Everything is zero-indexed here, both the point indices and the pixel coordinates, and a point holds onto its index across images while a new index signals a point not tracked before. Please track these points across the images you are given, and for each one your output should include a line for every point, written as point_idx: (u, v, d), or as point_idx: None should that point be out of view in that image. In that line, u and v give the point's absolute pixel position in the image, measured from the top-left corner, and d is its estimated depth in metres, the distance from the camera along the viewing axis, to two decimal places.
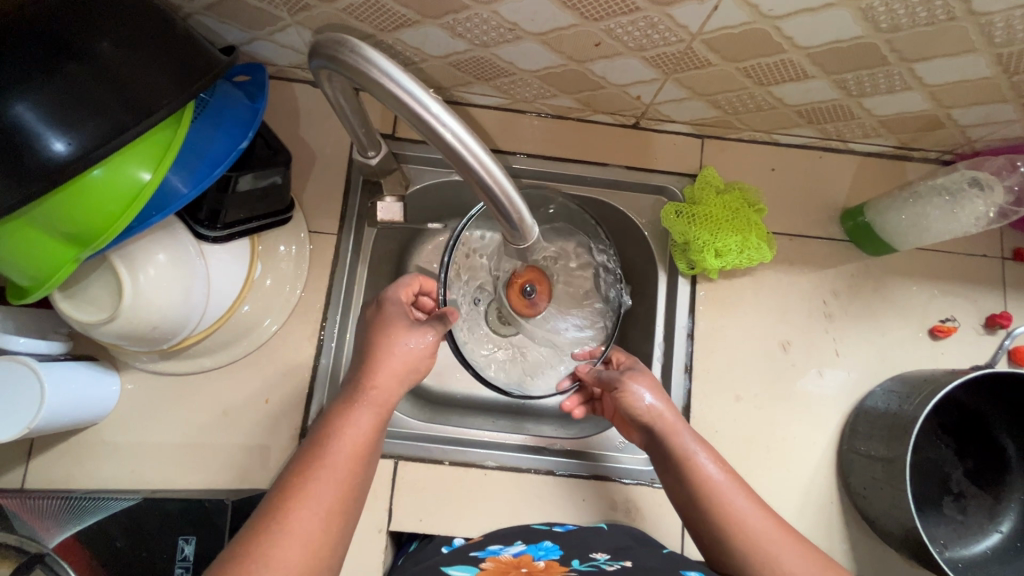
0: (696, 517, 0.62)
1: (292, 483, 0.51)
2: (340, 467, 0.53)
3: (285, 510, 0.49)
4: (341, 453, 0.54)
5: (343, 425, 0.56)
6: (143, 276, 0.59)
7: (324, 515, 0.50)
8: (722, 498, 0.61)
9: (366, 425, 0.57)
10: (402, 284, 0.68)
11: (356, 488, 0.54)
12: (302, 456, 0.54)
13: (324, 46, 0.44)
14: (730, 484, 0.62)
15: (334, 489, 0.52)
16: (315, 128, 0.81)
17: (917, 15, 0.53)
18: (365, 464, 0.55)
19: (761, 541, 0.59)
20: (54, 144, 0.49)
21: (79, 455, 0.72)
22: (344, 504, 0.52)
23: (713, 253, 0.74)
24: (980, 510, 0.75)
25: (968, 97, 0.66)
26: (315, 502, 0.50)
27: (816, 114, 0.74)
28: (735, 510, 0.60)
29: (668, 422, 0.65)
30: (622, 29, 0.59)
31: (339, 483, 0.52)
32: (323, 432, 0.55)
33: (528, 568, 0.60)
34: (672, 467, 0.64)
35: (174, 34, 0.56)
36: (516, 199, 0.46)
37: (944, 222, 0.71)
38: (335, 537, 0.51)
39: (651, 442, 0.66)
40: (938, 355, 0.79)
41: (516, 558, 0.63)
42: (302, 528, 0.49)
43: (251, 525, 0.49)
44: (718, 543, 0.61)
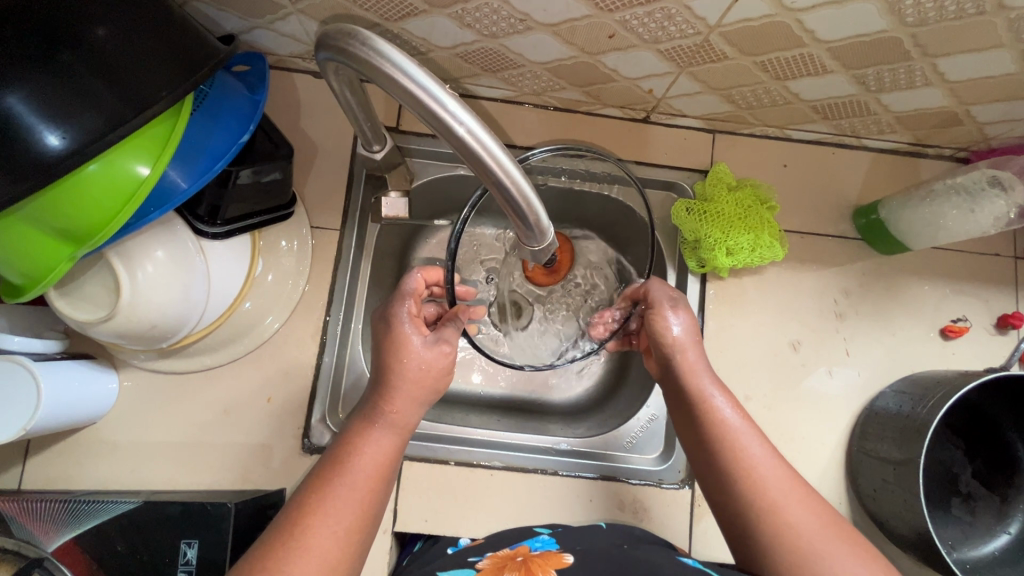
0: (704, 463, 0.58)
1: (309, 500, 0.50)
2: (356, 485, 0.51)
3: (300, 529, 0.48)
4: (353, 471, 0.52)
5: (360, 444, 0.54)
6: (141, 272, 0.57)
7: (338, 535, 0.49)
8: (733, 442, 0.57)
9: (382, 447, 0.54)
10: (409, 290, 0.62)
11: (374, 509, 0.52)
12: (317, 472, 0.52)
13: (333, 38, 0.42)
14: (746, 429, 0.58)
15: (346, 510, 0.50)
16: (316, 120, 0.79)
17: (945, 10, 0.52)
18: (383, 484, 0.53)
19: (770, 489, 0.54)
20: (48, 139, 0.46)
21: (77, 455, 0.70)
22: (362, 524, 0.51)
23: (724, 251, 0.73)
24: (988, 512, 0.74)
25: (990, 93, 0.64)
26: (331, 521, 0.49)
27: (831, 110, 0.72)
28: (746, 456, 0.56)
29: (687, 358, 0.62)
30: (638, 21, 0.57)
31: (357, 501, 0.50)
32: (337, 453, 0.54)
33: (524, 556, 0.60)
34: (681, 403, 0.61)
35: (171, 22, 0.53)
36: (533, 199, 0.44)
37: (960, 222, 0.70)
38: (350, 557, 0.49)
39: (666, 379, 0.63)
40: (949, 355, 0.78)
41: (513, 551, 0.62)
42: (317, 548, 0.47)
43: (259, 546, 0.48)
44: (723, 489, 0.56)
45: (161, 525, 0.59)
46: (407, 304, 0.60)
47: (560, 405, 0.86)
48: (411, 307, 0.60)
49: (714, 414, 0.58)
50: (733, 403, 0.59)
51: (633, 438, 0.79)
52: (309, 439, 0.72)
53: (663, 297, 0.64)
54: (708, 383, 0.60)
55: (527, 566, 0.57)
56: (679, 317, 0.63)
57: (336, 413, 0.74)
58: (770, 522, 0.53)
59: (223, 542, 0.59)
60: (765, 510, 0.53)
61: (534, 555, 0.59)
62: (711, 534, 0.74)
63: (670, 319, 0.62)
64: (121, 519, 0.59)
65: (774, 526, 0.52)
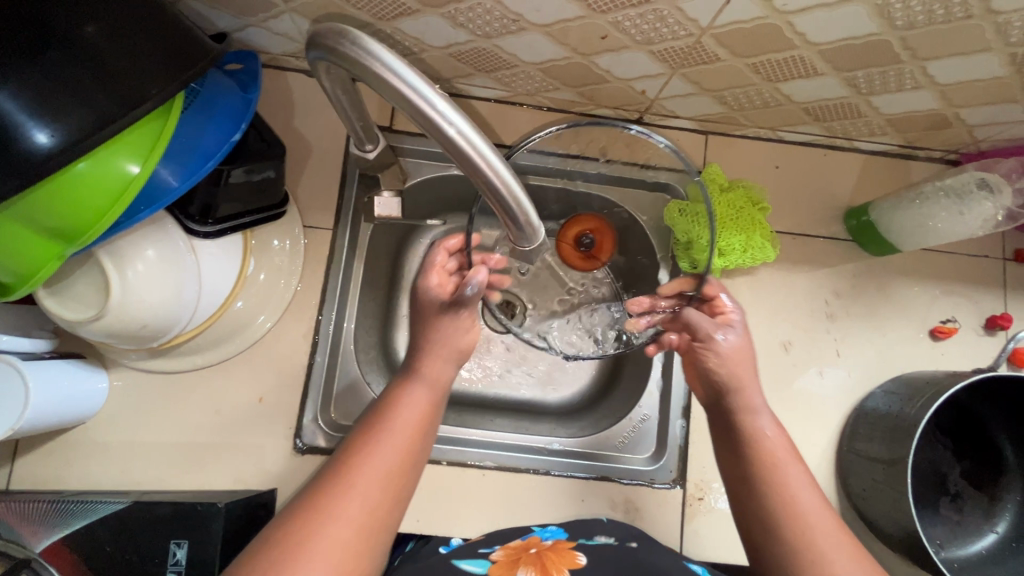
0: (743, 491, 0.60)
1: (355, 446, 0.55)
2: (397, 435, 0.56)
3: (347, 465, 0.53)
4: (394, 424, 0.56)
5: (397, 399, 0.59)
6: (131, 272, 0.57)
7: (381, 476, 0.53)
8: (778, 467, 0.59)
9: (417, 401, 0.59)
10: (431, 263, 0.66)
11: (414, 458, 0.56)
12: (362, 425, 0.57)
13: (324, 37, 0.42)
14: (797, 469, 0.59)
15: (388, 453, 0.54)
16: (310, 119, 0.79)
17: (934, 13, 0.52)
18: (421, 438, 0.57)
19: (817, 536, 0.55)
20: (37, 136, 0.46)
21: (66, 455, 0.70)
22: (403, 469, 0.55)
23: (716, 252, 0.74)
24: (976, 511, 0.74)
25: (978, 96, 0.65)
26: (375, 462, 0.53)
27: (823, 112, 0.72)
28: (794, 500, 0.57)
29: (745, 395, 0.64)
30: (630, 22, 0.57)
31: (399, 448, 0.55)
32: (380, 408, 0.59)
33: (538, 548, 0.62)
34: (728, 436, 0.64)
35: (161, 20, 0.53)
36: (524, 202, 0.44)
37: (949, 223, 0.70)
38: (392, 501, 0.53)
39: (716, 407, 0.66)
40: (939, 355, 0.79)
41: (525, 541, 0.64)
42: (362, 484, 0.52)
43: (312, 485, 0.52)
44: (753, 506, 0.59)
45: (151, 526, 0.59)
46: (430, 282, 0.64)
47: (553, 405, 0.86)
48: (436, 285, 0.64)
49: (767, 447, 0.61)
50: (782, 439, 0.62)
51: (624, 438, 0.79)
52: (301, 439, 0.72)
53: (707, 323, 0.66)
54: (762, 412, 0.63)
55: (544, 560, 0.60)
56: (726, 340, 0.65)
57: (328, 413, 0.74)
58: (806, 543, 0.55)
59: (213, 543, 0.58)
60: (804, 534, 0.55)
61: (551, 545, 0.62)
62: (703, 534, 0.75)
63: (726, 351, 0.65)
64: (110, 519, 0.59)
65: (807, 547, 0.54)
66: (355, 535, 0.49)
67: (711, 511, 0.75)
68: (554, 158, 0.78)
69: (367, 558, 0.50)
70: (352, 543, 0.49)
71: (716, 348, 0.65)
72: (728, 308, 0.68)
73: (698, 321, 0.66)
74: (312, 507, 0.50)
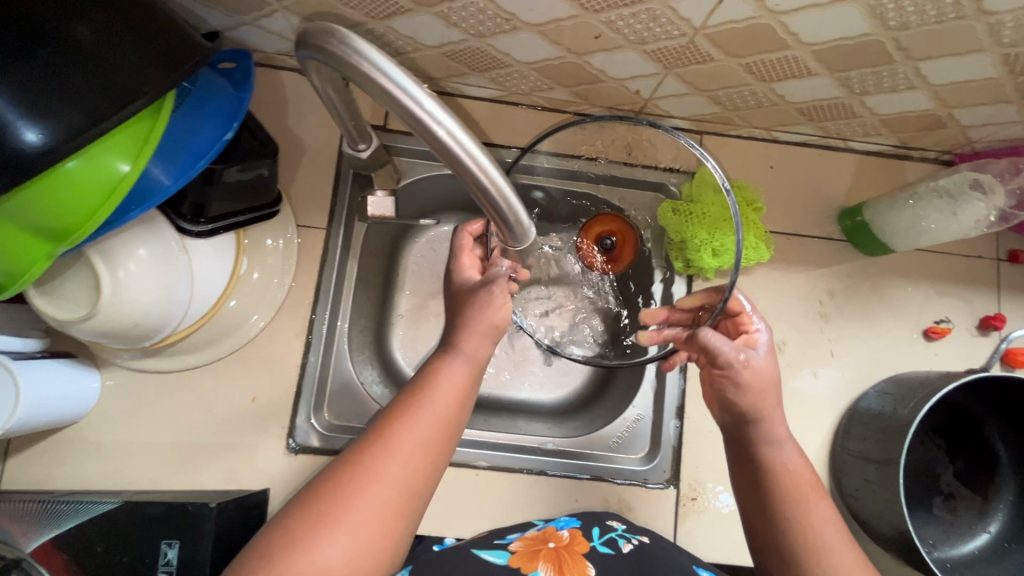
0: (762, 524, 0.58)
1: (397, 410, 0.54)
2: (438, 403, 0.55)
3: (388, 430, 0.52)
4: (434, 392, 0.56)
5: (438, 371, 0.57)
6: (123, 271, 0.57)
7: (422, 444, 0.52)
8: (801, 501, 0.57)
9: (459, 374, 0.58)
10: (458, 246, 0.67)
11: (453, 425, 0.55)
12: (404, 392, 0.57)
13: (313, 36, 0.41)
14: (819, 507, 0.56)
15: (428, 421, 0.53)
16: (304, 118, 0.79)
17: (926, 13, 0.52)
18: (462, 407, 0.56)
19: (832, 559, 0.54)
20: (26, 134, 0.46)
21: (57, 455, 0.70)
22: (442, 440, 0.54)
23: (710, 252, 0.73)
24: (970, 511, 0.74)
25: (971, 97, 0.65)
26: (416, 429, 0.52)
27: (817, 112, 0.72)
28: (810, 520, 0.56)
29: (767, 425, 0.59)
30: (623, 21, 0.57)
31: (441, 415, 0.54)
32: (419, 378, 0.58)
33: (556, 541, 0.62)
34: (744, 454, 0.61)
35: (151, 17, 0.53)
36: (514, 202, 0.44)
37: (942, 224, 0.71)
38: (430, 469, 0.52)
39: (735, 429, 0.62)
40: (933, 356, 0.79)
41: (541, 533, 0.65)
42: (403, 449, 0.51)
43: (352, 448, 0.52)
44: (765, 519, 0.58)
45: (141, 526, 0.59)
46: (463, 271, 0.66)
47: (547, 405, 0.85)
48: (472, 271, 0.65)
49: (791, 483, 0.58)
50: (805, 471, 0.58)
51: (619, 439, 0.79)
52: (294, 439, 0.72)
53: (729, 350, 0.60)
54: (785, 443, 0.59)
55: (559, 557, 0.59)
56: (749, 367, 0.59)
57: (321, 413, 0.74)
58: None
59: (205, 543, 0.58)
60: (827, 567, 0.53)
61: (568, 543, 0.62)
62: (696, 535, 0.75)
63: (749, 380, 0.59)
64: (100, 519, 0.59)
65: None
66: (395, 497, 0.49)
67: (705, 511, 0.75)
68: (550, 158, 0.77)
69: (405, 523, 0.50)
70: (391, 505, 0.49)
71: (738, 378, 0.59)
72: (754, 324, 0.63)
73: (716, 345, 0.60)
74: (353, 468, 0.49)
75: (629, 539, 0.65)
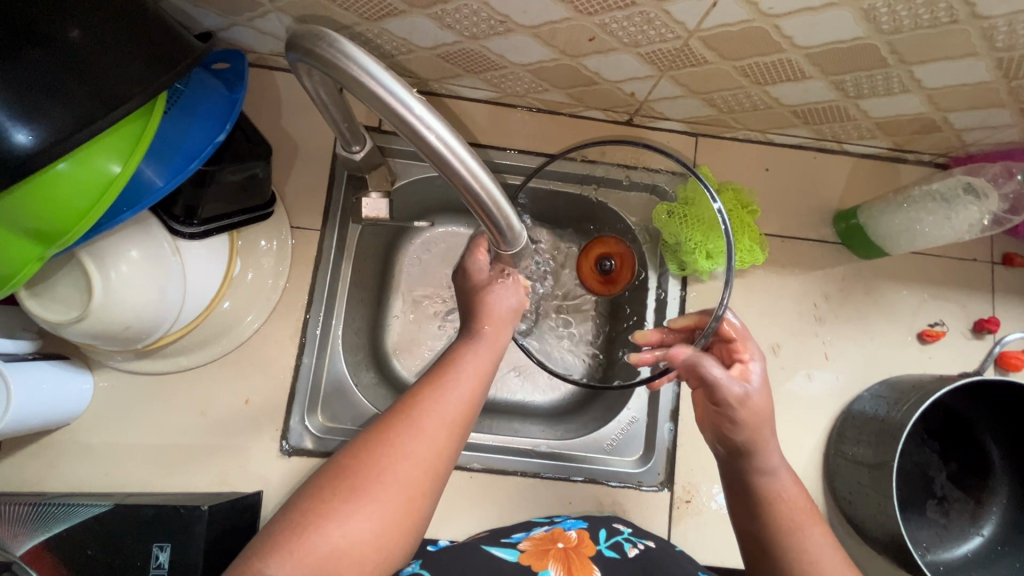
0: (761, 546, 0.58)
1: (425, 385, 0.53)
2: (466, 380, 0.54)
3: (415, 407, 0.51)
4: (462, 369, 0.54)
5: (462, 353, 0.56)
6: (114, 273, 0.57)
7: (448, 423, 0.51)
8: (798, 529, 0.56)
9: (482, 357, 0.57)
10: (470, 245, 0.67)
11: (479, 403, 0.54)
12: (432, 367, 0.55)
13: (302, 38, 0.41)
14: (815, 534, 0.56)
15: (455, 400, 0.52)
16: (298, 119, 0.78)
17: (920, 17, 0.52)
18: (485, 388, 0.55)
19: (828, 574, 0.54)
20: (16, 136, 0.45)
21: (49, 456, 0.69)
22: (467, 421, 0.52)
23: (705, 254, 0.73)
24: (963, 514, 0.74)
25: (965, 101, 0.65)
26: (443, 408, 0.51)
27: (812, 115, 0.72)
28: (805, 541, 0.55)
29: (760, 454, 0.58)
30: (617, 24, 0.57)
31: (468, 393, 0.53)
32: (443, 360, 0.56)
33: (565, 542, 0.62)
34: (737, 478, 0.60)
35: (142, 18, 0.53)
36: (505, 205, 0.44)
37: (936, 228, 0.71)
38: (455, 449, 0.51)
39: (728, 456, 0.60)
40: (927, 359, 0.79)
41: (549, 533, 0.64)
42: (429, 428, 0.50)
43: (377, 425, 0.50)
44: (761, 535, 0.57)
45: (133, 529, 0.59)
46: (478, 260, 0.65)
47: (542, 407, 0.86)
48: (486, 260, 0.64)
49: (784, 509, 0.57)
50: (800, 499, 0.57)
51: (613, 441, 0.79)
52: (287, 441, 0.72)
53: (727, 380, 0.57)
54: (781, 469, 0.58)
55: (567, 559, 0.60)
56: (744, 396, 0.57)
57: (315, 415, 0.74)
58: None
59: (197, 546, 0.58)
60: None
61: (576, 545, 0.62)
62: (689, 537, 0.75)
63: (747, 417, 0.57)
64: (92, 522, 0.59)
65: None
66: (422, 476, 0.48)
67: (699, 513, 0.75)
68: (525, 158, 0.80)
69: (430, 501, 0.49)
70: (419, 483, 0.48)
71: (734, 415, 0.58)
72: (750, 352, 0.61)
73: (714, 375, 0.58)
74: (379, 445, 0.48)
75: (635, 544, 0.64)
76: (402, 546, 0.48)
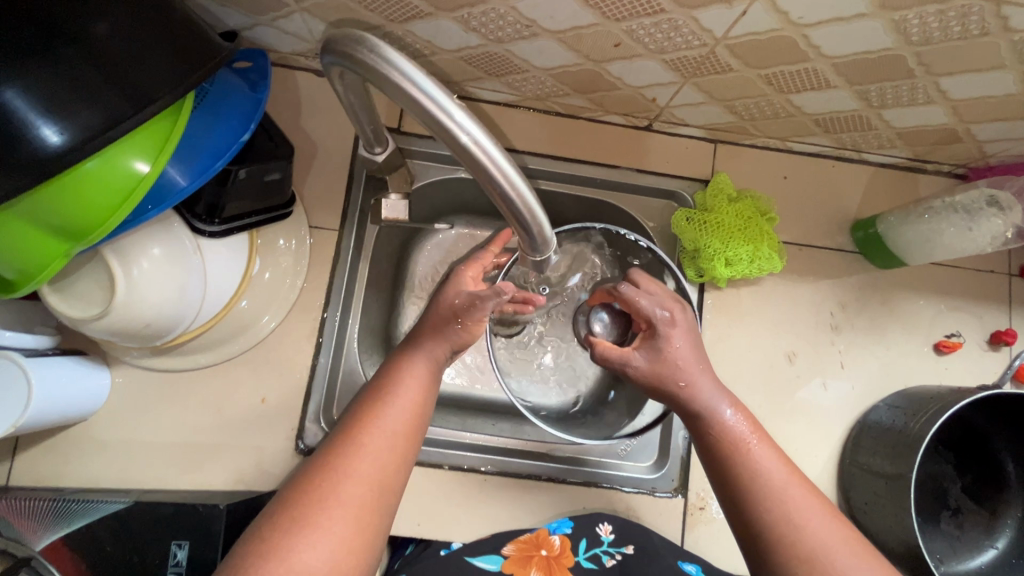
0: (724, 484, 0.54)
1: (364, 409, 0.54)
2: (397, 407, 0.54)
3: (357, 429, 0.52)
4: (402, 385, 0.56)
5: (402, 369, 0.58)
6: (136, 269, 0.56)
7: (392, 437, 0.52)
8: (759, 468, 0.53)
9: (421, 371, 0.58)
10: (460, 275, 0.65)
11: (421, 417, 0.55)
12: (370, 390, 0.56)
13: (339, 43, 0.41)
14: (763, 451, 0.55)
15: (394, 414, 0.54)
16: (318, 119, 0.78)
17: (950, 29, 0.52)
18: (427, 399, 0.57)
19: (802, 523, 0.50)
20: (47, 134, 0.46)
21: (67, 452, 0.70)
22: (410, 432, 0.54)
23: (723, 262, 0.74)
24: (977, 526, 0.74)
25: (991, 113, 0.65)
26: (385, 424, 0.53)
27: (833, 123, 0.72)
28: (771, 483, 0.52)
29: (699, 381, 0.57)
30: (644, 30, 0.57)
31: (397, 421, 0.53)
32: (384, 375, 0.58)
33: (548, 552, 0.71)
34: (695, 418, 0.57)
35: (173, 16, 0.53)
36: (535, 209, 0.44)
37: (956, 239, 0.71)
38: (401, 460, 0.52)
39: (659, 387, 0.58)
40: (942, 370, 0.79)
41: (535, 535, 0.72)
42: (373, 445, 0.51)
43: (321, 450, 0.51)
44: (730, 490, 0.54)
45: (152, 527, 0.59)
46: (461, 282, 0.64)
47: None
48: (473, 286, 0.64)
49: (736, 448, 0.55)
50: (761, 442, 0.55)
51: (627, 447, 0.79)
52: (302, 442, 0.72)
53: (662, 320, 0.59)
54: (718, 399, 0.57)
55: (549, 568, 0.70)
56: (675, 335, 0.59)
57: (330, 415, 0.74)
58: (775, 519, 0.51)
59: (214, 546, 0.58)
60: (780, 508, 0.51)
61: (558, 555, 0.71)
62: (703, 546, 0.74)
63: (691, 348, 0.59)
64: (111, 519, 0.59)
65: (777, 522, 0.51)
66: (369, 493, 0.49)
67: (712, 521, 0.75)
68: (545, 160, 0.80)
69: (380, 517, 0.49)
70: (365, 501, 0.49)
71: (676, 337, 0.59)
72: (668, 308, 0.60)
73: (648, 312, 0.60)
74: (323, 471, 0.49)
75: (612, 555, 0.71)
76: (359, 565, 0.47)
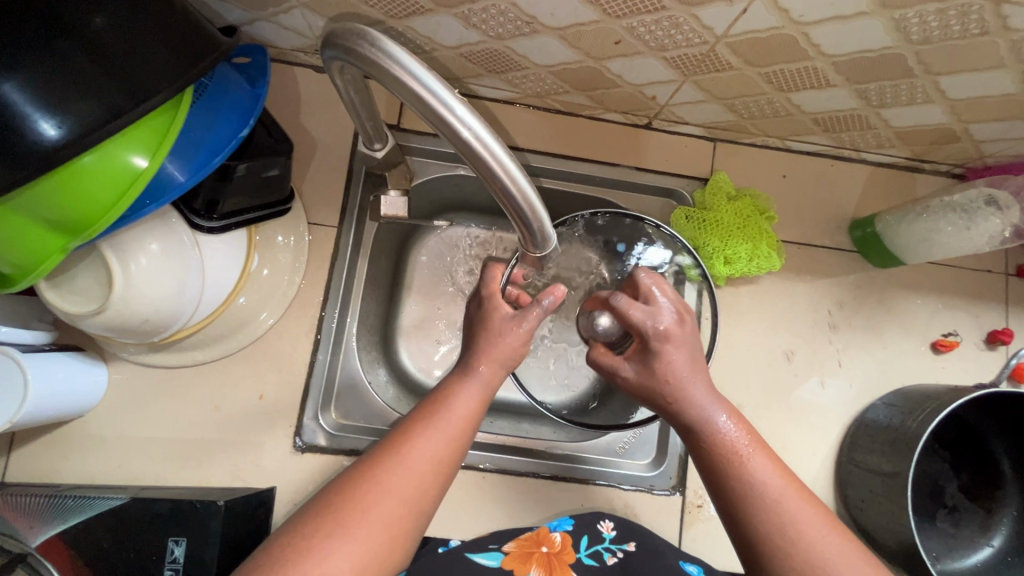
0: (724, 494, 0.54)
1: (408, 430, 0.52)
2: (445, 432, 0.52)
3: (399, 450, 0.51)
4: (452, 410, 0.54)
5: (452, 393, 0.56)
6: (134, 265, 0.56)
7: (432, 465, 0.51)
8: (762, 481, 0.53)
9: (472, 398, 0.56)
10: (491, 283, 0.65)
11: (464, 447, 0.54)
12: (418, 411, 0.55)
13: (340, 37, 0.41)
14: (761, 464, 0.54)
15: (439, 440, 0.52)
16: (317, 116, 0.78)
17: (950, 29, 0.52)
18: (472, 427, 0.55)
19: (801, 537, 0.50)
20: (44, 128, 0.45)
21: (64, 448, 0.69)
22: (450, 460, 0.52)
23: (723, 260, 0.75)
24: (973, 524, 0.75)
25: (989, 113, 0.65)
26: (428, 450, 0.51)
27: (832, 123, 0.72)
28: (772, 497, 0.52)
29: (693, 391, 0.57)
30: (645, 28, 0.57)
31: (440, 449, 0.52)
32: (434, 398, 0.56)
33: (548, 547, 0.67)
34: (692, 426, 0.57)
35: (172, 10, 0.52)
36: (537, 206, 0.44)
37: (953, 239, 0.71)
38: (436, 487, 0.51)
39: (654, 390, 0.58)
40: (939, 368, 0.79)
41: (535, 533, 0.70)
42: (413, 469, 0.50)
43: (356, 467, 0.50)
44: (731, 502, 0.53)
45: (149, 523, 0.59)
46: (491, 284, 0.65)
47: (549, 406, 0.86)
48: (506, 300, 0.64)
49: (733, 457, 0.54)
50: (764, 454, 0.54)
51: (626, 444, 0.79)
52: (301, 439, 0.72)
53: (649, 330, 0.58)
54: (713, 407, 0.56)
55: (550, 564, 0.65)
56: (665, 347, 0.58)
57: (329, 412, 0.74)
58: (777, 532, 0.50)
59: (211, 542, 0.58)
60: (775, 521, 0.51)
61: (559, 551, 0.67)
62: (699, 543, 0.74)
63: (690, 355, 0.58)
64: (107, 516, 0.58)
65: (776, 535, 0.50)
66: (400, 516, 0.48)
67: (710, 519, 0.75)
68: (543, 158, 0.80)
69: (406, 540, 0.48)
70: (393, 523, 0.48)
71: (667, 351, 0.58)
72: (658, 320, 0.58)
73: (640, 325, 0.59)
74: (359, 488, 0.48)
75: (614, 552, 0.67)
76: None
